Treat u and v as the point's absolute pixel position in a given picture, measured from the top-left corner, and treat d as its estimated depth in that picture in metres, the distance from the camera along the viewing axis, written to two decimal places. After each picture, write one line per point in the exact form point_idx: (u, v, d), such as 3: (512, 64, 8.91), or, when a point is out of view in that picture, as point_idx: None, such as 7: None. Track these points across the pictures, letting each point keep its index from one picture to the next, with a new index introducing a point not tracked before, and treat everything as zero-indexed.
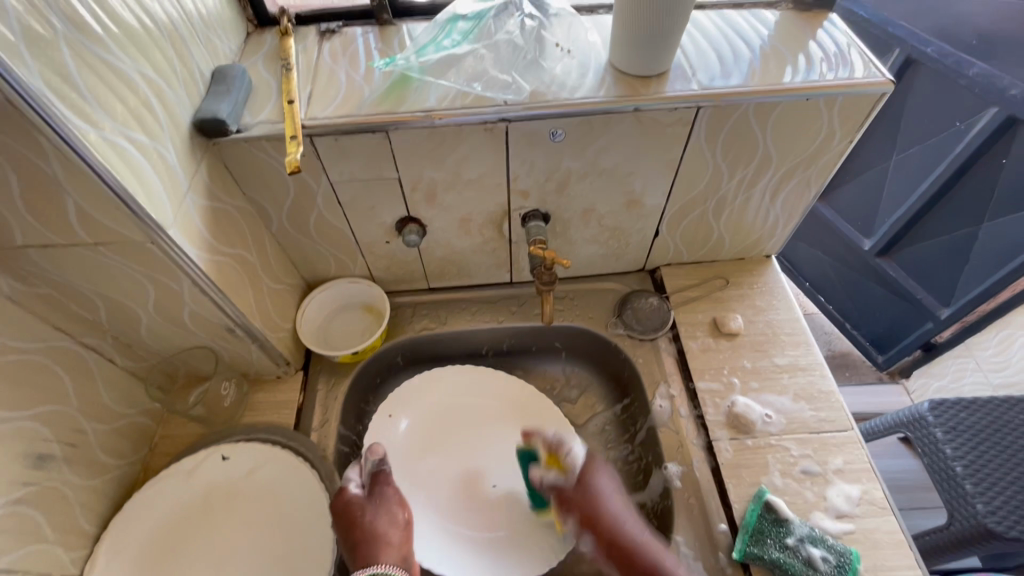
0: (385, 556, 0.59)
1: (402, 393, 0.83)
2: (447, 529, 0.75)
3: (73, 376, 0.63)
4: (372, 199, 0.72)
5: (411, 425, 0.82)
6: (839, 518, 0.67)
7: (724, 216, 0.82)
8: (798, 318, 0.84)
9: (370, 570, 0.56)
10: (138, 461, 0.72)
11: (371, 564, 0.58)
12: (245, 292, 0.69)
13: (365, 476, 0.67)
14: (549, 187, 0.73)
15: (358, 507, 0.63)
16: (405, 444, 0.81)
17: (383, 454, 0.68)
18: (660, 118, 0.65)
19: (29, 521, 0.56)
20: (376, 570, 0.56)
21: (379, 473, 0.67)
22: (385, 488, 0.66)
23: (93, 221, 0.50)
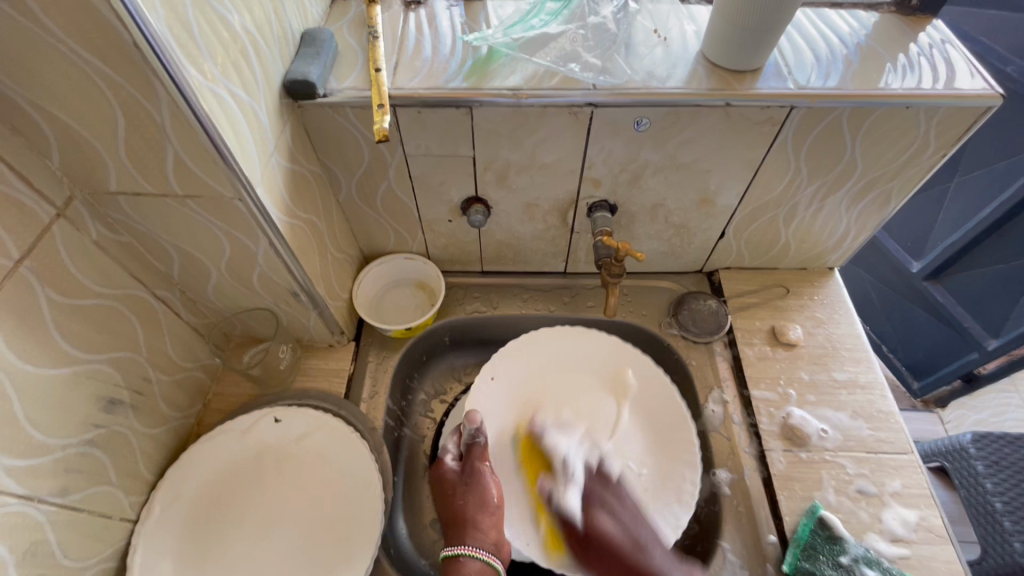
0: (472, 539, 0.63)
1: (505, 358, 0.79)
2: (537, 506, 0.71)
3: (145, 326, 0.64)
4: (443, 175, 0.72)
5: (512, 394, 0.78)
6: (894, 542, 0.65)
7: (794, 223, 0.80)
8: (860, 334, 0.82)
9: (457, 549, 0.63)
10: (194, 415, 0.74)
11: (459, 543, 0.63)
12: (313, 258, 0.69)
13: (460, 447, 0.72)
14: (622, 178, 0.71)
15: (458, 478, 0.69)
16: (504, 412, 0.76)
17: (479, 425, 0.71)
18: (750, 115, 0.63)
19: (98, 462, 0.58)
20: (462, 550, 0.62)
21: (474, 445, 0.70)
22: (476, 462, 0.69)
23: (188, 173, 0.50)
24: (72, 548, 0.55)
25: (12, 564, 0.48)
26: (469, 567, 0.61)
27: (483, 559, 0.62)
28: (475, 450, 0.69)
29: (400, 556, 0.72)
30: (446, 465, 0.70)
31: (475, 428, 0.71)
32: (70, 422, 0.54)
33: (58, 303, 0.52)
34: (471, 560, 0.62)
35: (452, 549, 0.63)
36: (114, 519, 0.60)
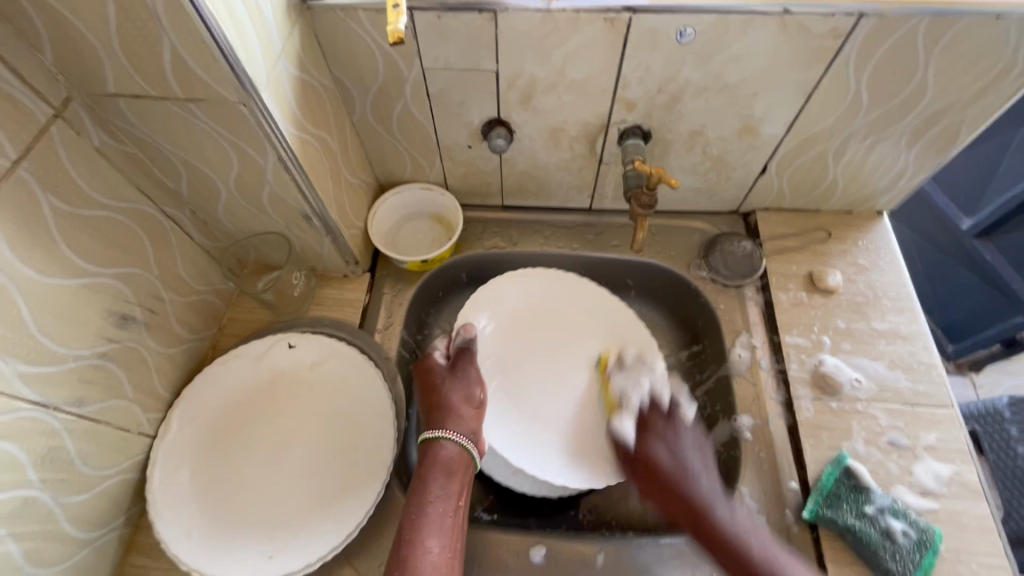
0: (455, 425, 0.64)
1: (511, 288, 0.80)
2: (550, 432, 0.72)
3: (154, 243, 0.62)
4: (463, 94, 0.66)
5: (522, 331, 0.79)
6: (924, 495, 0.62)
7: (845, 159, 0.73)
8: (906, 283, 0.76)
9: (437, 432, 0.63)
10: (209, 339, 0.74)
11: (439, 427, 0.64)
12: (325, 179, 0.66)
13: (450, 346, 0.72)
14: (659, 100, 0.65)
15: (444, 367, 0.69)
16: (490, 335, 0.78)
17: (472, 334, 0.72)
18: (811, 26, 0.55)
19: (114, 376, 0.58)
20: (442, 433, 0.63)
21: (464, 350, 0.71)
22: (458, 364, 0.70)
23: (188, 71, 0.46)
24: (91, 456, 0.56)
25: (31, 467, 0.49)
26: (448, 449, 0.62)
27: (460, 445, 0.63)
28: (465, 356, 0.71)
29: None
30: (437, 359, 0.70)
31: (471, 339, 0.72)
32: (83, 334, 0.54)
33: (62, 211, 0.50)
34: (449, 442, 0.63)
35: (433, 431, 0.63)
36: (132, 432, 0.61)
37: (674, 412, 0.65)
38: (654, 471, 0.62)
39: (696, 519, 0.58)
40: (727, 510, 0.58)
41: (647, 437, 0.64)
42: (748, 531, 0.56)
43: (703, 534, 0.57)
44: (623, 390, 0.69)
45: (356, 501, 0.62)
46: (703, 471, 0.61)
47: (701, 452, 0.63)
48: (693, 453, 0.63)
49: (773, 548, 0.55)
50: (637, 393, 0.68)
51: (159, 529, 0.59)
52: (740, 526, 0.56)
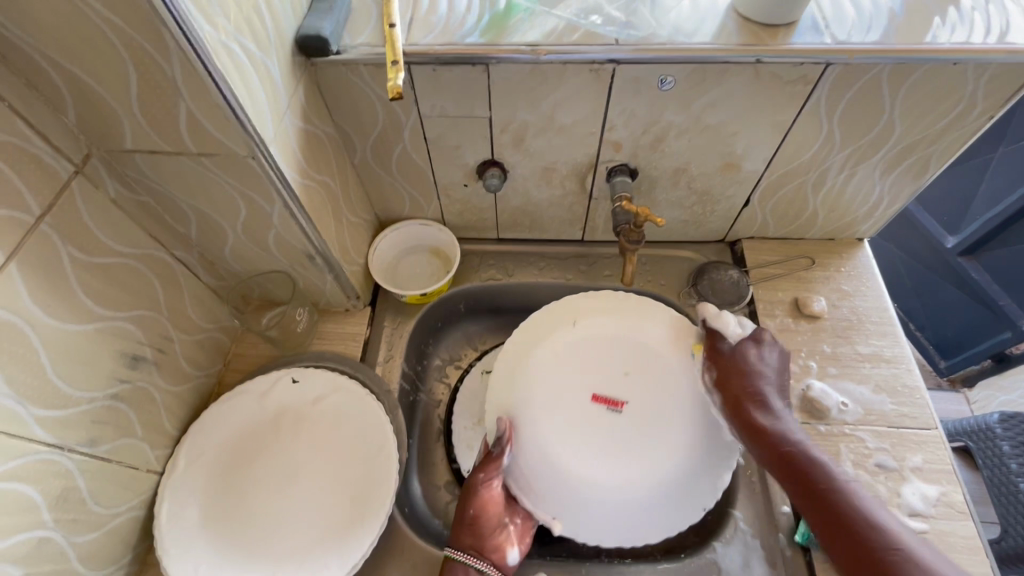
0: (465, 544, 0.65)
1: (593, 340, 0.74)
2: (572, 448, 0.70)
3: (165, 285, 0.65)
4: (459, 138, 0.70)
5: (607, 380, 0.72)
6: (912, 516, 0.64)
7: (823, 190, 0.76)
8: (888, 308, 0.79)
9: (454, 552, 0.64)
10: (215, 375, 0.76)
11: (457, 547, 0.64)
12: (328, 221, 0.69)
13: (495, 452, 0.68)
14: (644, 141, 0.69)
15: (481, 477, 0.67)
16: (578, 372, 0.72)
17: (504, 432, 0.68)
18: (782, 73, 0.59)
19: (124, 417, 0.60)
20: (457, 555, 0.63)
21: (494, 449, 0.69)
22: (483, 476, 0.67)
23: (201, 130, 0.50)
24: (101, 496, 0.57)
25: (45, 508, 0.51)
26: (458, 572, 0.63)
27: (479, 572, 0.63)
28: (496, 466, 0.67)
29: (415, 514, 0.74)
30: (477, 478, 0.68)
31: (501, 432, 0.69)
32: (96, 376, 0.56)
33: (80, 261, 0.53)
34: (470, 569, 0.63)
35: (449, 552, 0.64)
36: (141, 471, 0.63)
37: (742, 352, 0.68)
38: (756, 399, 0.64)
39: (779, 454, 0.60)
40: (780, 422, 0.62)
41: (741, 379, 0.66)
42: (845, 476, 0.57)
43: (794, 471, 0.58)
44: (731, 320, 0.70)
45: (360, 534, 0.64)
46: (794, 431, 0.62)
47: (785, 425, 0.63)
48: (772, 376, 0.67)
49: (885, 510, 0.53)
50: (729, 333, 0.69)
51: (167, 569, 0.60)
52: (821, 474, 0.57)
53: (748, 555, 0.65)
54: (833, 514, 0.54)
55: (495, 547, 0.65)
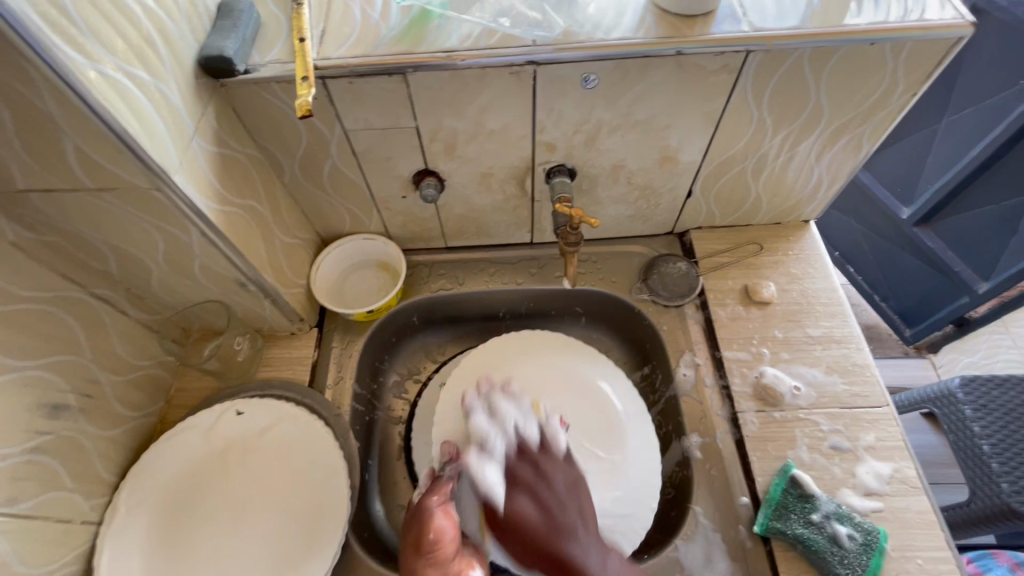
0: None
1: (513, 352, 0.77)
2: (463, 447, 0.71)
3: (85, 326, 0.61)
4: (389, 149, 0.68)
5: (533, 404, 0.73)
6: (868, 496, 0.65)
7: (763, 176, 0.76)
8: (836, 288, 0.79)
9: None
10: (155, 413, 0.73)
11: None
12: (257, 245, 0.66)
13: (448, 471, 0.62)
14: (577, 140, 0.68)
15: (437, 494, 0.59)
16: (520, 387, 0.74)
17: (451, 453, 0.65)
18: (704, 63, 0.59)
19: (48, 469, 0.57)
20: None
21: (443, 476, 0.62)
22: (438, 497, 0.58)
23: (95, 165, 0.47)
24: (28, 555, 0.54)
25: None
26: None
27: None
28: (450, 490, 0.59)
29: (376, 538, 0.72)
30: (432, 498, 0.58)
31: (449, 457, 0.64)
32: (10, 431, 0.53)
33: None
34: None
35: None
36: (75, 523, 0.60)
37: (547, 446, 0.62)
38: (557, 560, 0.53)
39: (528, 528, 0.55)
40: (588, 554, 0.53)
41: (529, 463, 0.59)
42: (558, 499, 0.57)
43: (553, 555, 0.53)
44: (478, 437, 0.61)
45: (314, 566, 0.62)
46: (546, 490, 0.57)
47: (572, 483, 0.59)
48: (564, 498, 0.57)
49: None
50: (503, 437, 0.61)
51: None
52: (542, 521, 0.55)
53: (710, 550, 0.65)
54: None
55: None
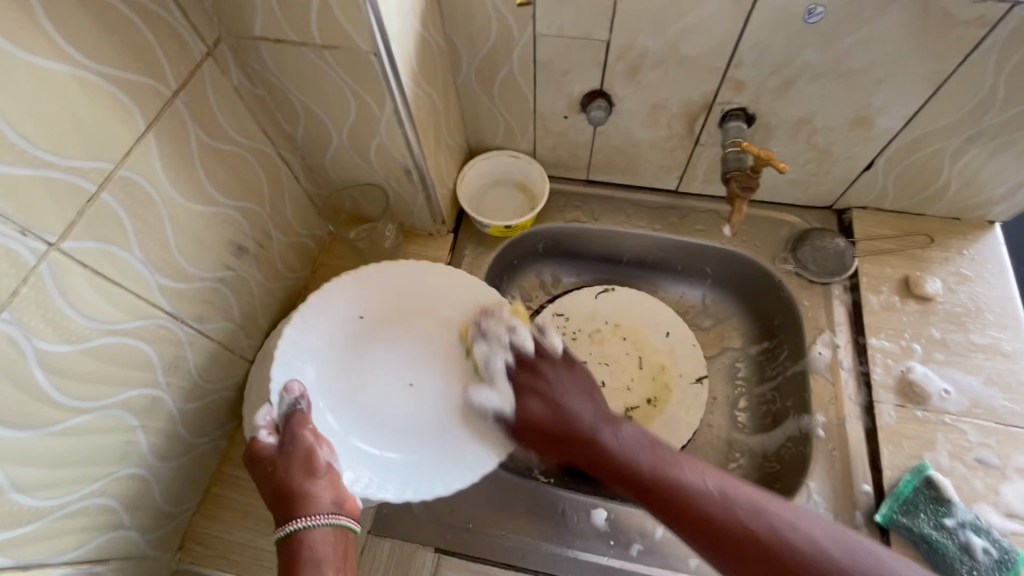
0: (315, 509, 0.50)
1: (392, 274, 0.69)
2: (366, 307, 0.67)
3: (269, 182, 0.67)
4: (570, 62, 0.67)
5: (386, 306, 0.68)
6: (1010, 517, 0.60)
7: (963, 160, 0.69)
8: (1013, 299, 0.72)
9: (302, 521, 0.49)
10: (303, 279, 0.79)
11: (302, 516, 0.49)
12: (429, 135, 0.68)
13: (279, 421, 0.55)
14: (771, 83, 0.63)
15: (526, 382, 0.63)
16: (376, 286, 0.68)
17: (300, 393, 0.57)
18: (954, 11, 0.52)
19: (227, 301, 0.63)
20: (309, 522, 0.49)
21: (296, 412, 0.55)
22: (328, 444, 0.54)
23: (330, 18, 0.49)
24: (204, 370, 0.61)
25: (160, 370, 0.55)
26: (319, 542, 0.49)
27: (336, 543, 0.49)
28: (303, 446, 0.53)
29: None
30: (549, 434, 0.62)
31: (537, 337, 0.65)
32: (209, 259, 0.59)
33: (205, 144, 0.55)
34: (313, 529, 0.49)
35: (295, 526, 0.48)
36: (236, 356, 0.67)
37: (542, 352, 0.65)
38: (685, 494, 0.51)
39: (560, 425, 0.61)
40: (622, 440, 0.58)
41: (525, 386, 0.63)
42: (655, 458, 0.55)
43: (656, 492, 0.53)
44: (480, 359, 0.64)
45: None
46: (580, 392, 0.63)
47: (572, 376, 0.64)
48: (568, 388, 0.63)
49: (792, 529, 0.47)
50: (501, 360, 0.64)
51: None
52: (641, 452, 0.57)
53: None
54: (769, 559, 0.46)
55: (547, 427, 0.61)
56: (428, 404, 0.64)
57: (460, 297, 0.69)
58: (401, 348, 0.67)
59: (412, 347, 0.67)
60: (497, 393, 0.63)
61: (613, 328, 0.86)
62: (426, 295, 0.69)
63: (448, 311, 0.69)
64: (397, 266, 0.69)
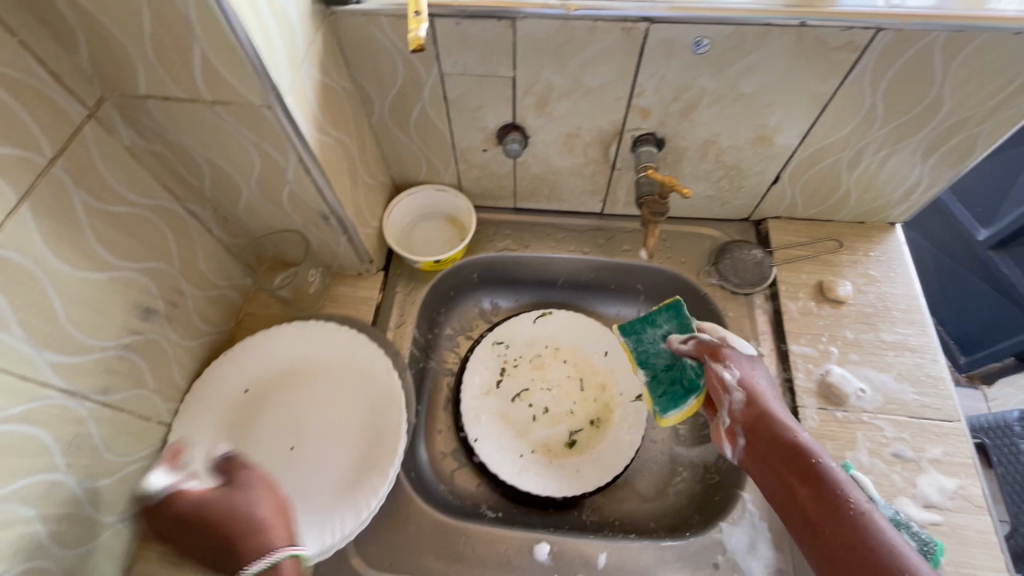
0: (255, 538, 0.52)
1: (275, 343, 0.73)
2: (254, 379, 0.71)
3: (176, 238, 0.64)
4: (480, 98, 0.67)
5: (276, 374, 0.72)
6: (927, 507, 0.63)
7: (858, 170, 0.73)
8: (917, 296, 0.76)
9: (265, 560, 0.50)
10: (227, 332, 0.76)
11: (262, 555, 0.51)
12: (343, 179, 0.67)
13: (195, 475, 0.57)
14: (673, 109, 0.66)
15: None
16: (263, 358, 0.72)
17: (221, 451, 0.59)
18: (827, 39, 0.56)
19: (135, 367, 0.60)
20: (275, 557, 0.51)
21: (228, 463, 0.58)
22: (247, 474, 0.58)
23: (215, 76, 0.48)
24: (113, 443, 0.58)
25: (59, 452, 0.52)
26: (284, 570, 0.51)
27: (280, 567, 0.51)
28: (245, 480, 0.57)
29: (421, 479, 0.75)
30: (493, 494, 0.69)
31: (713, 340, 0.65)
32: (111, 326, 0.56)
33: (93, 208, 0.52)
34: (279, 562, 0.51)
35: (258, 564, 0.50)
36: (151, 422, 0.63)
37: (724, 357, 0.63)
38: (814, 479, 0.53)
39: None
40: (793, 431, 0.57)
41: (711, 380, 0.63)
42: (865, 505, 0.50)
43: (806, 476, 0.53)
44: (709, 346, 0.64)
45: (368, 491, 0.64)
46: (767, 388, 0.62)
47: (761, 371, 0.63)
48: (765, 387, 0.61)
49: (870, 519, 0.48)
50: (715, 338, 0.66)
51: None
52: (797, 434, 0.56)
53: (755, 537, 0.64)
54: (834, 511, 0.50)
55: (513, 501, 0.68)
56: (317, 462, 0.67)
57: (347, 349, 0.73)
58: (285, 414, 0.70)
59: (296, 410, 0.71)
60: (381, 430, 0.68)
61: (552, 352, 0.86)
62: (310, 359, 0.73)
63: (333, 362, 0.73)
64: (274, 337, 0.73)
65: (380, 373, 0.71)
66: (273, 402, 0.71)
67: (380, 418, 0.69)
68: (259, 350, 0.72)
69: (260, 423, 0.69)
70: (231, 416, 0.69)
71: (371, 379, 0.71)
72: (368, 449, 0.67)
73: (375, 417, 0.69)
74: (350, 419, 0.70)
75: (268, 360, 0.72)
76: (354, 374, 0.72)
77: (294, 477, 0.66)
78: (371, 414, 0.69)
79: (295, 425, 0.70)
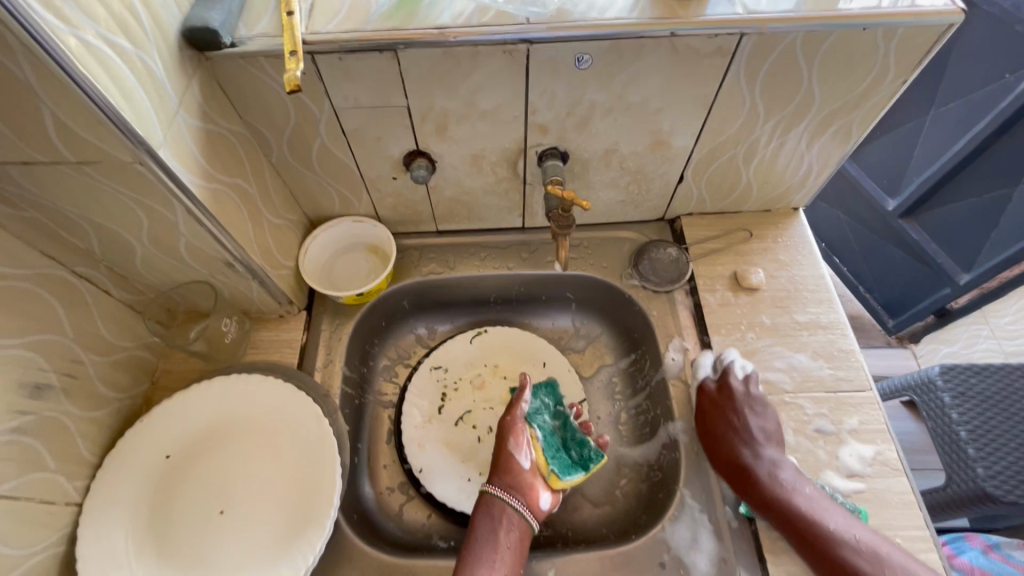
0: None
1: (194, 403, 0.69)
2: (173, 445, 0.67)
3: (67, 305, 0.60)
4: (379, 129, 0.67)
5: (199, 436, 0.68)
6: (850, 477, 0.66)
7: (754, 163, 0.76)
8: (823, 275, 0.80)
9: None
10: (141, 395, 0.72)
11: None
12: (245, 225, 0.65)
13: None
14: (569, 123, 0.67)
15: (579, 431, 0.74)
16: (182, 421, 0.68)
17: None
18: (698, 47, 0.58)
19: (30, 450, 0.56)
20: None
21: None
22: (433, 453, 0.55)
23: (76, 138, 0.46)
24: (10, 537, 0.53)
25: None
26: None
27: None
28: None
29: (365, 519, 0.73)
30: (495, 491, 0.68)
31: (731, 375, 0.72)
32: None
33: None
34: None
35: None
36: (58, 505, 0.59)
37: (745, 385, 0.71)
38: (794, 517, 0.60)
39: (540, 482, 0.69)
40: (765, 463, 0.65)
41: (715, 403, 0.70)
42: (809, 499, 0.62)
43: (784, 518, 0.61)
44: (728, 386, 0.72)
45: (305, 545, 0.62)
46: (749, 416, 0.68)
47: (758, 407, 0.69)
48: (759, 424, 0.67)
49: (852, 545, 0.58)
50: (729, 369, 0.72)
51: None
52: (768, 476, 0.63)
53: (697, 530, 0.66)
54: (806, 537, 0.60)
55: (530, 499, 0.68)
56: (250, 525, 0.64)
57: (273, 400, 0.70)
58: (212, 476, 0.67)
59: (224, 471, 0.67)
60: (314, 483, 0.65)
61: (491, 370, 0.86)
62: (233, 415, 0.70)
63: (260, 417, 0.70)
64: (191, 397, 0.69)
65: (310, 425, 0.68)
66: (197, 465, 0.67)
67: (314, 465, 0.66)
68: (176, 414, 0.68)
69: (184, 491, 0.66)
70: (149, 488, 0.64)
71: (300, 427, 0.69)
72: (301, 501, 0.65)
73: (308, 467, 0.67)
74: (282, 472, 0.67)
75: (187, 422, 0.68)
76: (281, 425, 0.69)
77: (224, 543, 0.63)
78: (303, 463, 0.67)
79: (222, 488, 0.66)
